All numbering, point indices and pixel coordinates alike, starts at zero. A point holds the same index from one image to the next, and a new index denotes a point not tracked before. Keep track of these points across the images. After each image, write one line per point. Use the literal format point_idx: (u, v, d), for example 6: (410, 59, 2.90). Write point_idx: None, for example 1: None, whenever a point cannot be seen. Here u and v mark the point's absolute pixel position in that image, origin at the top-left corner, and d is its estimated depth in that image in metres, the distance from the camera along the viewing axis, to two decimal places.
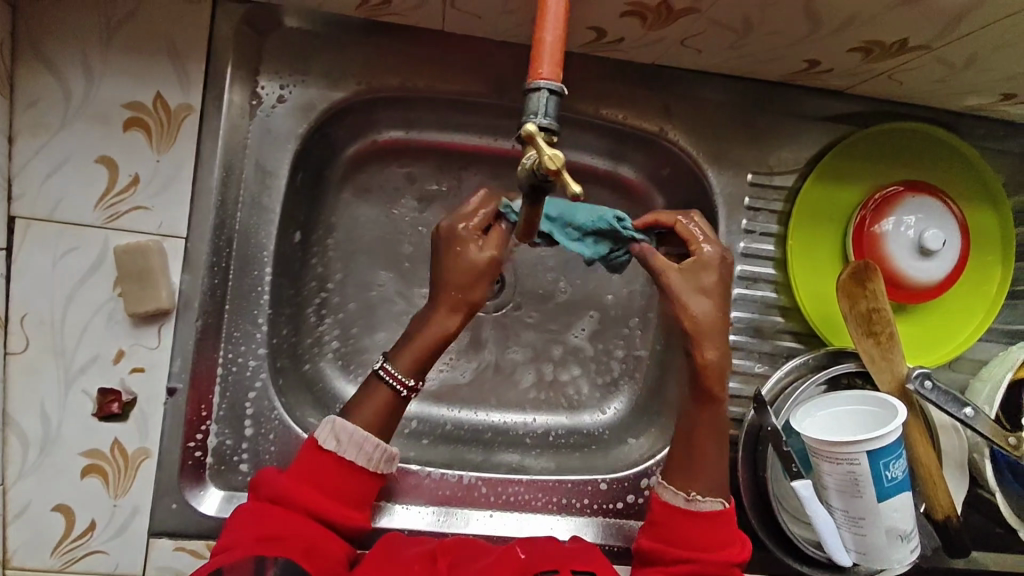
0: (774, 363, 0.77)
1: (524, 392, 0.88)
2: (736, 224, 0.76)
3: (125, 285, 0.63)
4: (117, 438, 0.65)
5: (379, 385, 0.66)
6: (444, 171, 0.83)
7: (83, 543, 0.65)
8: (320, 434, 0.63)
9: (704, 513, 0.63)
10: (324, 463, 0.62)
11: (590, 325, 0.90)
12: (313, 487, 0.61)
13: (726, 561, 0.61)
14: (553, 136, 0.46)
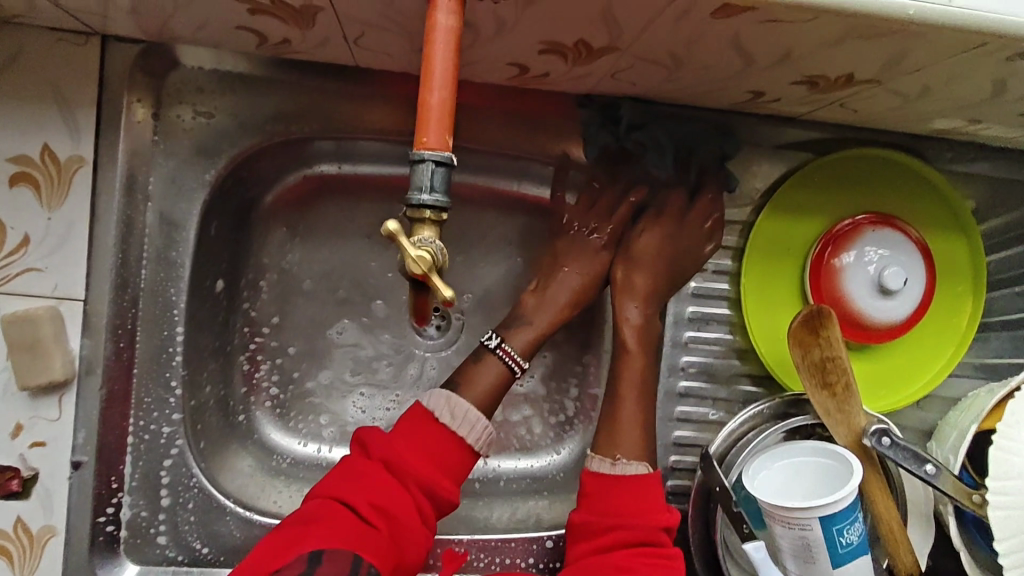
0: (730, 409, 0.72)
1: None
2: (686, 263, 0.71)
3: (15, 356, 0.59)
4: (19, 516, 0.61)
5: (497, 362, 0.67)
6: None
7: None
8: (433, 402, 0.62)
9: (631, 476, 0.63)
10: (432, 431, 0.61)
11: (542, 369, 0.86)
12: (421, 455, 0.59)
13: (656, 529, 0.61)
14: (443, 211, 0.41)
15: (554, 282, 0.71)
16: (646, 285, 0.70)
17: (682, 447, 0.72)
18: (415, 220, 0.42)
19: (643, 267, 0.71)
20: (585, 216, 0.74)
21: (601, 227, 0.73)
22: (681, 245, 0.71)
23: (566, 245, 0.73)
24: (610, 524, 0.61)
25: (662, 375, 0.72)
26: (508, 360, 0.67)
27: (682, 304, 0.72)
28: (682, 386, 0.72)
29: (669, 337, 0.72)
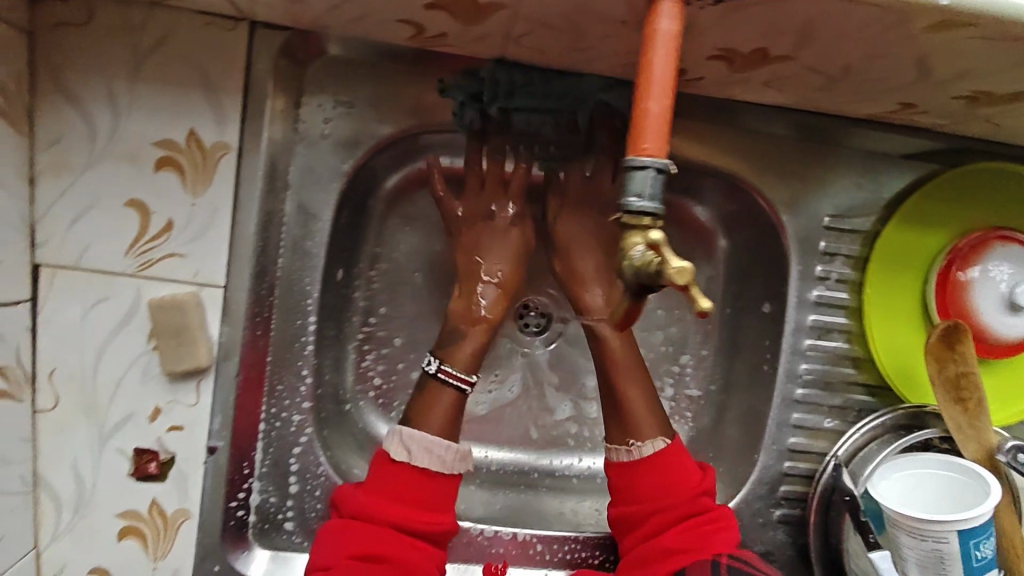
0: (844, 416, 0.72)
1: (560, 423, 0.82)
2: (810, 270, 0.71)
3: (163, 340, 0.59)
4: (156, 498, 0.61)
5: (445, 391, 0.65)
6: None
7: None
8: (388, 446, 0.62)
9: (649, 458, 0.64)
10: (395, 473, 0.61)
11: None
12: (394, 497, 0.60)
13: (695, 498, 0.62)
14: (653, 219, 0.40)
15: (480, 285, 0.69)
16: (592, 268, 0.70)
17: (797, 453, 0.72)
18: (630, 227, 0.40)
19: (586, 254, 0.70)
20: (478, 195, 0.70)
21: (500, 204, 0.70)
22: (602, 218, 0.71)
23: (472, 233, 0.70)
24: (646, 505, 0.63)
25: (778, 381, 0.72)
26: (445, 377, 0.65)
27: (803, 312, 0.71)
28: (798, 393, 0.72)
29: (788, 344, 0.72)
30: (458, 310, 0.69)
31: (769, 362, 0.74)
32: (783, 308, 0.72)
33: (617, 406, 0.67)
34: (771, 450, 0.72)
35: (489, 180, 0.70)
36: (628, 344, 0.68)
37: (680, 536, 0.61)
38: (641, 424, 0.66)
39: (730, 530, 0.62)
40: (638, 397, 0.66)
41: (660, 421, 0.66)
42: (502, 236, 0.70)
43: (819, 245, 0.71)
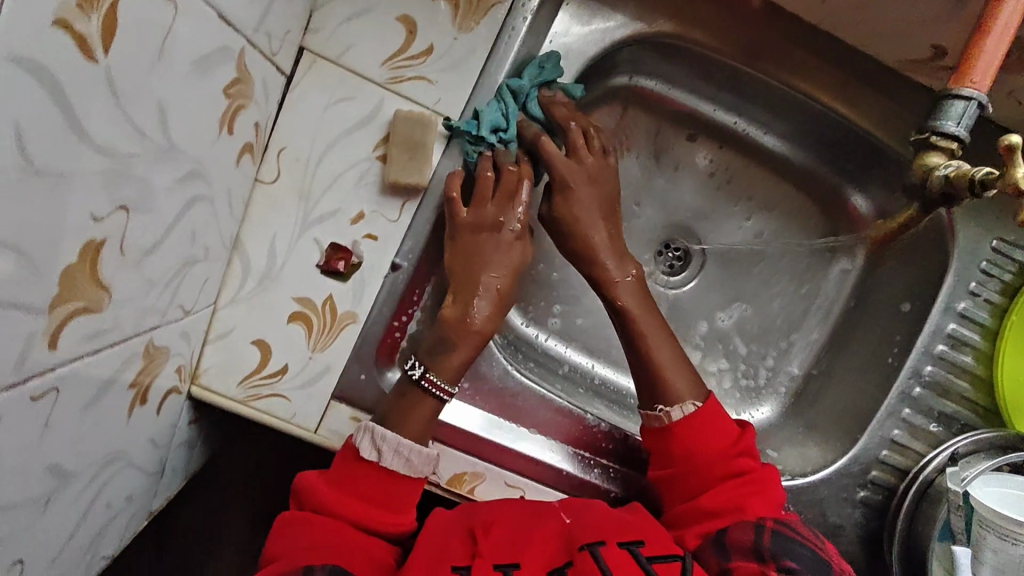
0: (948, 426, 0.76)
1: None
2: (965, 283, 0.74)
3: (395, 149, 0.63)
4: (332, 294, 0.65)
5: (427, 399, 0.63)
6: (680, 128, 0.85)
7: (270, 383, 0.66)
8: (359, 443, 0.60)
9: (688, 417, 0.66)
10: (363, 474, 0.59)
11: (739, 316, 0.89)
12: (356, 497, 0.59)
13: (730, 461, 0.65)
14: None
15: (477, 296, 0.65)
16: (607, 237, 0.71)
17: (897, 446, 0.76)
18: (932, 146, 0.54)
19: (597, 225, 0.70)
20: (484, 205, 0.66)
21: (510, 215, 0.67)
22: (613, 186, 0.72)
23: (475, 239, 0.66)
24: (680, 466, 0.66)
25: (901, 376, 0.75)
26: (431, 388, 0.63)
27: (945, 319, 0.74)
28: (914, 392, 0.75)
29: (921, 343, 0.75)
30: (451, 318, 0.65)
31: (895, 356, 0.78)
32: (928, 310, 0.75)
33: (651, 372, 0.69)
34: (874, 436, 0.76)
35: (499, 191, 0.67)
36: (644, 310, 0.71)
37: (716, 500, 0.63)
38: (678, 387, 0.67)
39: (776, 491, 0.64)
40: (672, 359, 0.69)
41: (691, 385, 0.68)
42: (507, 245, 0.67)
43: (980, 263, 0.74)
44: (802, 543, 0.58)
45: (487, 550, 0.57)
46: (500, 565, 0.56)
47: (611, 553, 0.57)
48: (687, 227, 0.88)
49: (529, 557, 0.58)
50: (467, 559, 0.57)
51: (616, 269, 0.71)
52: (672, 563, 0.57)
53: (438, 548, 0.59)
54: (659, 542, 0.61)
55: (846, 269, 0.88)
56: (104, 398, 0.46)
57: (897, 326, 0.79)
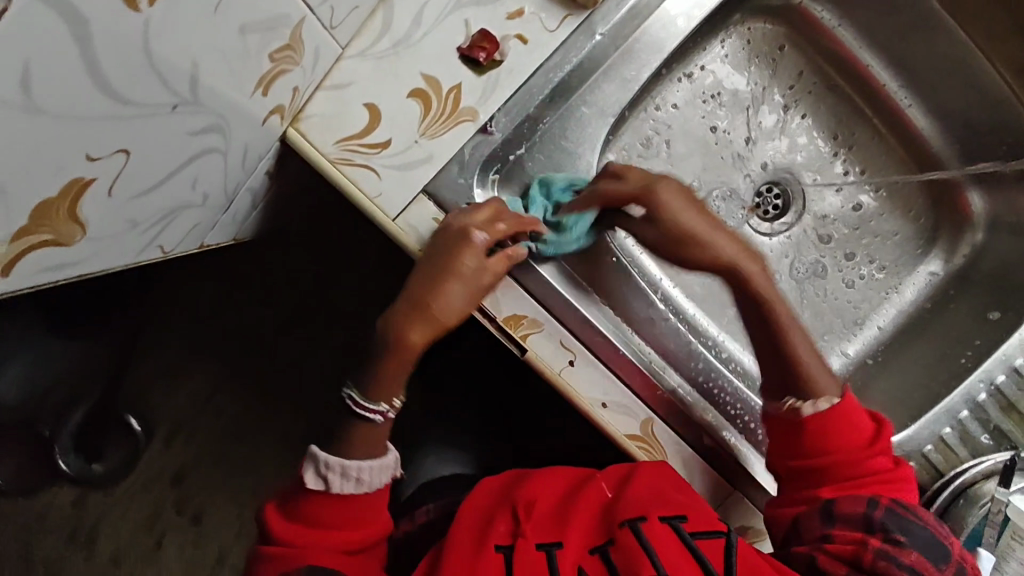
0: (1002, 443, 0.72)
1: (726, 305, 0.85)
2: None
3: None
4: (461, 84, 0.62)
5: (364, 420, 0.60)
6: (833, 72, 0.85)
7: (367, 154, 0.62)
8: (308, 475, 0.59)
9: (829, 411, 0.65)
10: (318, 503, 0.59)
11: (817, 277, 0.86)
12: (316, 527, 0.59)
13: (871, 454, 0.64)
14: None
15: (410, 312, 0.59)
16: (695, 254, 0.66)
17: (944, 446, 0.73)
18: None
19: (700, 241, 0.65)
20: (462, 218, 0.61)
21: (480, 226, 0.60)
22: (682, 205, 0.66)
23: (441, 247, 0.60)
24: (813, 462, 0.64)
25: (971, 377, 0.73)
26: (365, 407, 0.60)
27: None
28: (980, 398, 0.73)
29: (1003, 352, 0.73)
30: (394, 334, 0.60)
31: (970, 358, 0.76)
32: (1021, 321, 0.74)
33: (789, 369, 0.67)
34: (925, 429, 0.73)
35: (487, 210, 0.62)
36: (785, 319, 0.67)
37: (855, 492, 0.63)
38: (815, 380, 0.66)
39: (907, 490, 0.64)
40: (814, 355, 0.67)
41: (833, 383, 0.67)
42: (478, 266, 0.60)
43: None
44: (918, 521, 0.59)
45: (530, 531, 0.61)
46: (542, 545, 0.59)
47: (656, 527, 0.59)
48: (794, 176, 0.85)
49: (571, 535, 0.60)
50: (509, 537, 0.61)
51: (755, 273, 0.67)
52: (720, 539, 0.59)
53: (482, 528, 0.63)
54: (700, 514, 0.62)
55: (934, 271, 0.85)
56: (251, 37, 0.42)
57: (977, 331, 0.78)
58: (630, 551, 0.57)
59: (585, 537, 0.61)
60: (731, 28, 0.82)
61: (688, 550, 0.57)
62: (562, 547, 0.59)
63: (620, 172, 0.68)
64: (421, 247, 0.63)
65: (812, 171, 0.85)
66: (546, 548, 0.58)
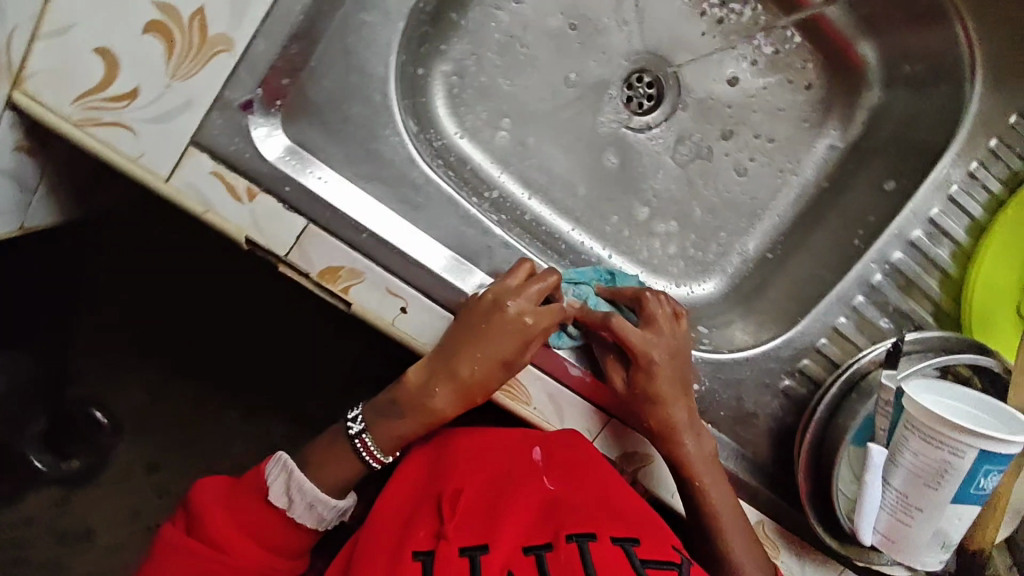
0: (900, 325, 0.67)
1: (606, 219, 0.76)
2: (963, 161, 0.64)
3: None
4: (204, 7, 0.51)
5: (353, 458, 0.61)
6: None
7: (114, 109, 0.52)
8: (274, 479, 0.59)
9: None
10: (266, 514, 0.58)
11: (703, 170, 0.76)
12: (246, 536, 0.58)
13: None
14: None
15: (439, 385, 0.58)
16: (685, 414, 0.63)
17: (837, 336, 0.68)
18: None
19: (677, 404, 0.62)
20: (504, 298, 0.58)
21: (520, 310, 0.58)
22: (677, 361, 0.63)
23: (467, 321, 0.58)
24: None
25: (864, 258, 0.66)
26: (363, 451, 0.60)
27: (933, 199, 0.65)
28: (875, 279, 0.66)
29: (897, 226, 0.65)
30: (411, 381, 0.59)
31: (861, 238, 0.68)
32: (913, 187, 0.66)
33: (710, 538, 0.62)
34: (817, 321, 0.67)
35: (532, 295, 0.59)
36: (729, 504, 0.63)
37: None
38: (739, 561, 0.61)
39: None
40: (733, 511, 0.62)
41: (761, 558, 0.62)
42: (503, 339, 0.57)
43: (988, 141, 0.64)
44: None
45: (454, 533, 0.56)
46: (466, 549, 0.54)
47: (599, 547, 0.53)
48: (662, 59, 0.74)
49: (500, 537, 0.55)
50: (431, 541, 0.56)
51: (690, 439, 0.63)
52: (671, 570, 0.53)
53: (404, 534, 0.58)
54: (653, 539, 0.56)
55: (834, 143, 0.75)
56: None
57: (873, 207, 0.69)
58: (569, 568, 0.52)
59: (522, 535, 0.56)
60: None
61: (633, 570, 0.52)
62: (489, 551, 0.54)
63: (653, 308, 0.64)
64: (204, 208, 0.55)
65: (684, 51, 0.74)
66: (470, 553, 0.53)
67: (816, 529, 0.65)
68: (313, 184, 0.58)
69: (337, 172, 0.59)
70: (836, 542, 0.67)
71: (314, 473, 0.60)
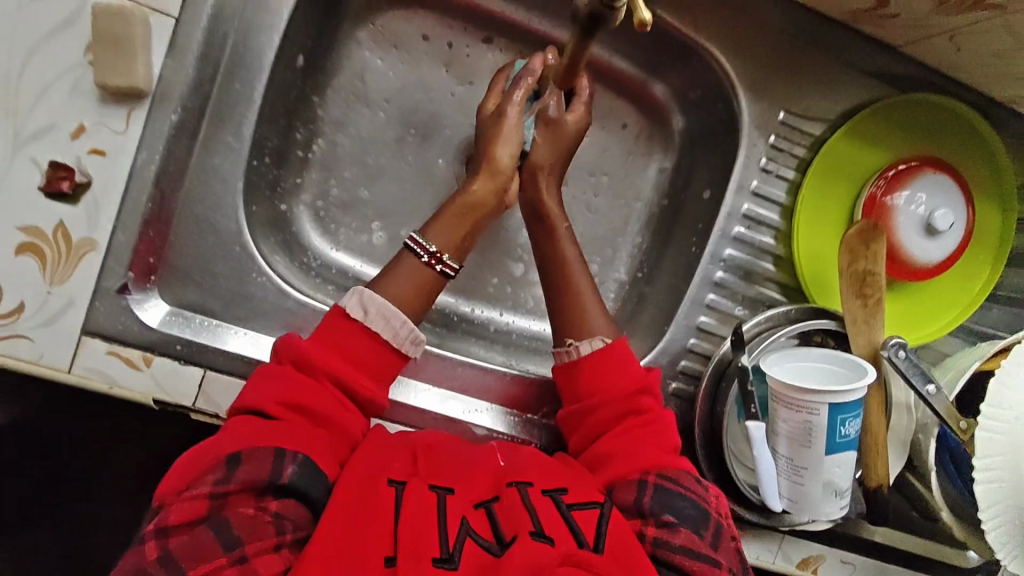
0: (753, 308, 0.76)
1: (486, 283, 0.84)
2: (755, 160, 0.74)
3: (98, 50, 0.57)
4: (63, 220, 0.59)
5: (406, 254, 0.65)
6: (479, 26, 0.79)
7: (6, 324, 0.59)
8: (346, 304, 0.61)
9: (597, 353, 0.65)
10: (356, 331, 0.60)
11: None
12: (353, 361, 0.59)
13: (634, 398, 0.64)
14: None
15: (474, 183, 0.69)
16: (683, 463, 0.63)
17: (703, 333, 0.76)
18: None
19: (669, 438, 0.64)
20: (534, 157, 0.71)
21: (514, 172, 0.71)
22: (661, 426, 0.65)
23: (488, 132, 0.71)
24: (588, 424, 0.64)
25: (702, 261, 0.75)
26: (434, 262, 0.65)
27: (739, 198, 0.74)
28: (718, 276, 0.75)
29: (719, 227, 0.75)
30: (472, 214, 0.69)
31: (697, 245, 0.77)
32: (723, 192, 0.75)
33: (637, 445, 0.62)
34: (681, 325, 0.75)
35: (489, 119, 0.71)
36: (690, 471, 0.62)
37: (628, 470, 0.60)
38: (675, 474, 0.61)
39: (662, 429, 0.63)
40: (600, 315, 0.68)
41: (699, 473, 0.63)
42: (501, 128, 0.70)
43: (769, 137, 0.74)
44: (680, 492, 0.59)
45: (427, 474, 0.56)
46: (434, 487, 0.54)
47: (535, 493, 0.55)
48: None
49: (465, 488, 0.56)
50: (406, 474, 0.55)
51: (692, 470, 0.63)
52: (593, 510, 0.54)
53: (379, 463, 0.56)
54: (584, 487, 0.58)
55: (662, 165, 0.83)
56: None
57: (702, 214, 0.78)
58: (512, 512, 0.53)
59: (475, 491, 0.56)
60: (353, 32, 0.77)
61: (561, 517, 0.53)
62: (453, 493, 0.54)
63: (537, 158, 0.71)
64: (109, 385, 0.61)
65: None
66: (437, 490, 0.54)
67: (733, 508, 0.73)
68: (234, 344, 0.66)
69: (222, 319, 0.67)
70: (750, 514, 0.73)
71: (381, 287, 0.63)
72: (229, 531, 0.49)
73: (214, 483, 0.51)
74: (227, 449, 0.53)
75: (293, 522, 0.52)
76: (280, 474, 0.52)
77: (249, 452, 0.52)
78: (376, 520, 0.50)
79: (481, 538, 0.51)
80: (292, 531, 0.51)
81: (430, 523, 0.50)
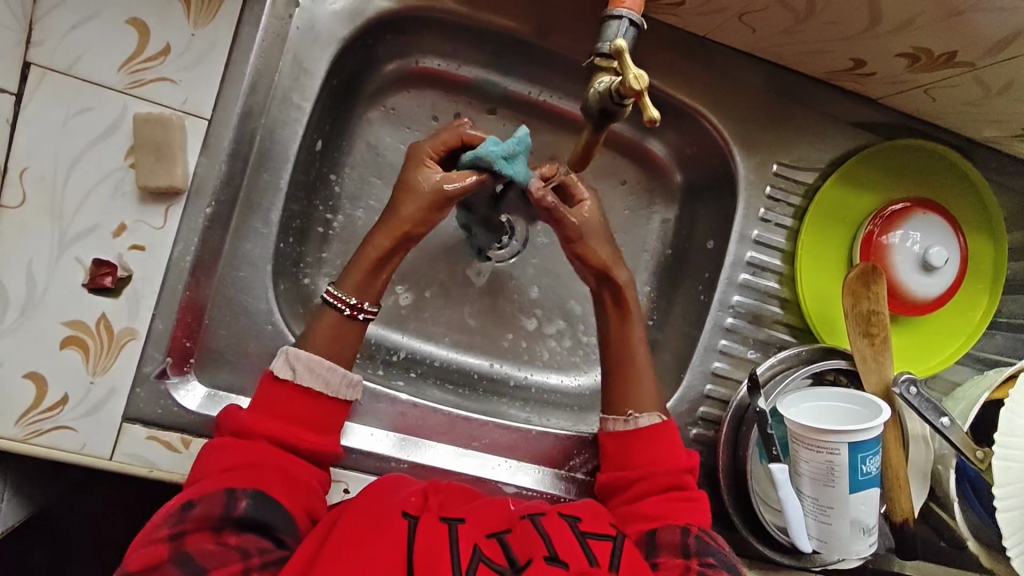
0: (765, 350, 0.79)
1: (503, 340, 0.87)
2: (754, 211, 0.78)
3: (140, 154, 0.61)
4: (105, 312, 0.62)
5: (327, 309, 0.65)
6: (483, 100, 0.84)
7: (50, 417, 0.61)
8: (274, 367, 0.62)
9: (644, 427, 0.69)
10: (283, 391, 0.62)
11: (567, 274, 0.88)
12: (281, 420, 0.61)
13: (678, 473, 0.67)
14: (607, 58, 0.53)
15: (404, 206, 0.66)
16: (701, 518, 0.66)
17: (719, 377, 0.78)
18: (599, 69, 0.54)
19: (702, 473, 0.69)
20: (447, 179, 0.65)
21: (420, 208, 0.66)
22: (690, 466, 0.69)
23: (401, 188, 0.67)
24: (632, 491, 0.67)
25: (712, 309, 0.78)
26: (352, 311, 0.65)
27: (743, 248, 0.78)
28: (728, 322, 0.78)
29: (726, 275, 0.78)
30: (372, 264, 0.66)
31: (704, 292, 0.81)
32: (726, 242, 0.79)
33: (674, 511, 0.65)
34: (697, 370, 0.78)
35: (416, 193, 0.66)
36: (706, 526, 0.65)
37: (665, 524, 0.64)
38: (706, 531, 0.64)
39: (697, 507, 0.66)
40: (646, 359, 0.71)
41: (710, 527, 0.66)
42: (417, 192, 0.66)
43: (764, 189, 0.78)
44: (719, 548, 0.63)
45: (435, 508, 0.56)
46: (445, 518, 0.55)
47: (550, 521, 0.56)
48: None
49: (475, 516, 0.56)
50: (419, 508, 0.56)
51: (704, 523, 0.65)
52: (607, 541, 0.56)
53: (387, 501, 0.57)
54: (593, 517, 0.59)
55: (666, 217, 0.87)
56: None
57: (707, 262, 0.82)
58: (529, 536, 0.53)
59: (487, 522, 0.55)
60: (366, 114, 0.81)
61: (572, 541, 0.54)
62: (466, 521, 0.55)
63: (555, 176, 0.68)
64: (151, 469, 0.63)
65: None
66: (450, 521, 0.54)
67: (763, 552, 0.74)
68: None
69: None
70: (779, 555, 0.74)
71: (307, 341, 0.64)
72: (194, 564, 0.51)
73: (172, 525, 0.53)
74: (177, 501, 0.55)
75: (257, 547, 0.54)
76: (234, 508, 0.55)
77: (204, 495, 0.55)
78: (393, 554, 0.50)
79: (495, 562, 0.51)
80: (258, 554, 0.53)
81: (445, 555, 0.50)
